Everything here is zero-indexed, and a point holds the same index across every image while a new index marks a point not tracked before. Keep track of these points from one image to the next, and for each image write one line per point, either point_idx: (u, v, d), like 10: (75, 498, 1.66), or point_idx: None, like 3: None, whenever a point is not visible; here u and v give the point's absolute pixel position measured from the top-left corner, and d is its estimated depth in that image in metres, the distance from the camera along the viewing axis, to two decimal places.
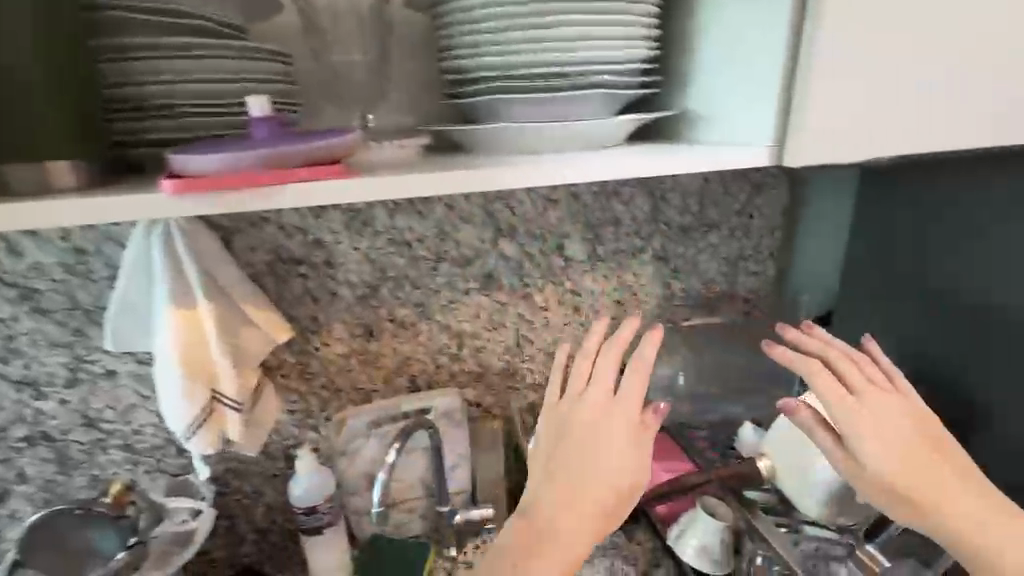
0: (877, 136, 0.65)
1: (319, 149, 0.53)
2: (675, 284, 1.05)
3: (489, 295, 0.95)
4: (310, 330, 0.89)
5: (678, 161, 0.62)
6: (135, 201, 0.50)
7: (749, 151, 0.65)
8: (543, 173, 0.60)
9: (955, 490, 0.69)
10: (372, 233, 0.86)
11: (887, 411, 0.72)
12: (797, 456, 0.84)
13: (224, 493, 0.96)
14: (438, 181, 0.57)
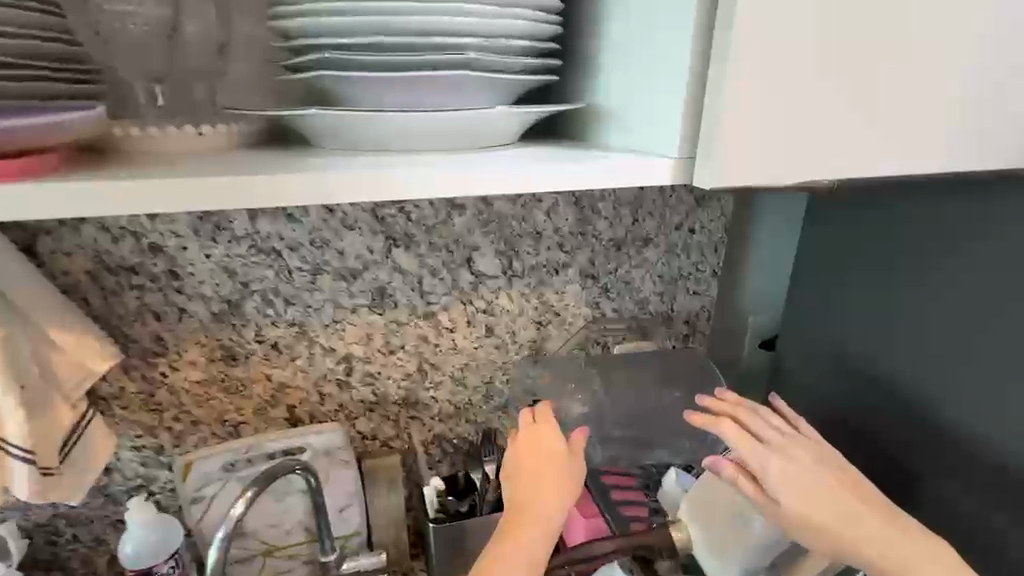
0: (811, 152, 0.53)
1: (22, 133, 0.39)
2: (606, 304, 0.93)
3: (384, 314, 0.81)
4: (153, 353, 0.73)
5: (562, 175, 0.50)
6: None
7: (650, 164, 0.52)
8: (384, 182, 0.47)
9: (890, 535, 0.59)
10: (229, 239, 0.70)
11: (803, 460, 0.63)
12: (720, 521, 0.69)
13: (56, 543, 0.79)
14: (239, 194, 0.44)
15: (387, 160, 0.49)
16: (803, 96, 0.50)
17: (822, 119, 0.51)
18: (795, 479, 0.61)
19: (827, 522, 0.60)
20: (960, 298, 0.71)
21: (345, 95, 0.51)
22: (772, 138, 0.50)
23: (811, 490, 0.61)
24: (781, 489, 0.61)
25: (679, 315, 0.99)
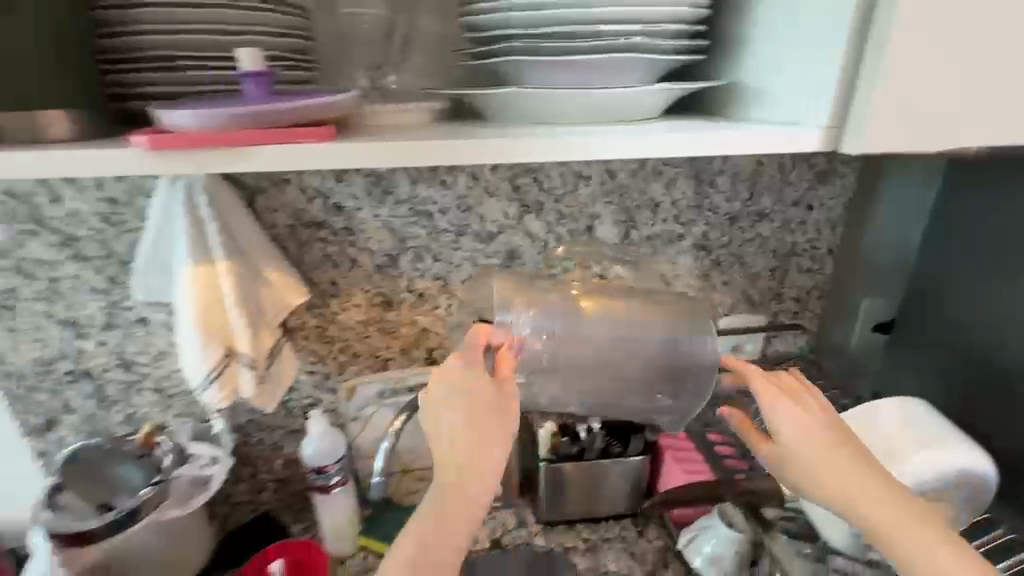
0: (960, 120, 0.56)
1: (308, 107, 0.50)
2: (716, 276, 0.97)
3: (512, 274, 0.91)
4: (329, 295, 0.89)
5: (719, 139, 0.56)
6: (124, 154, 0.48)
7: (799, 132, 0.57)
8: (563, 146, 0.54)
9: (858, 485, 0.57)
10: (393, 202, 0.83)
11: (785, 410, 0.61)
12: None
13: (248, 442, 1.00)
14: (447, 151, 0.53)
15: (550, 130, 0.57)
16: (958, 60, 0.53)
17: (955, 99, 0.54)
18: (800, 421, 0.60)
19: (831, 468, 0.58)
20: None
21: (523, 75, 0.60)
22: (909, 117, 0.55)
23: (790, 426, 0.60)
24: (786, 428, 0.60)
25: (791, 291, 1.01)
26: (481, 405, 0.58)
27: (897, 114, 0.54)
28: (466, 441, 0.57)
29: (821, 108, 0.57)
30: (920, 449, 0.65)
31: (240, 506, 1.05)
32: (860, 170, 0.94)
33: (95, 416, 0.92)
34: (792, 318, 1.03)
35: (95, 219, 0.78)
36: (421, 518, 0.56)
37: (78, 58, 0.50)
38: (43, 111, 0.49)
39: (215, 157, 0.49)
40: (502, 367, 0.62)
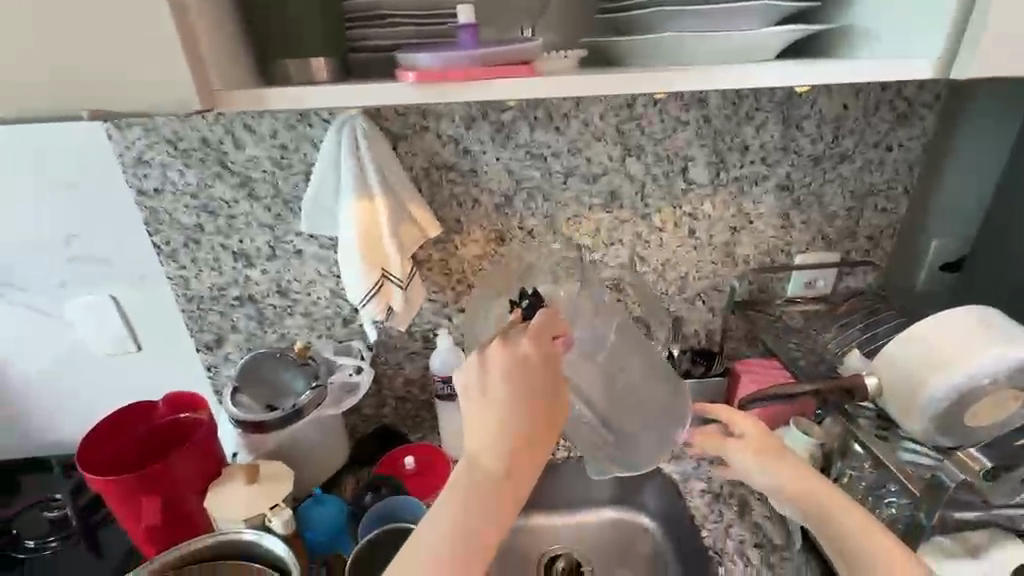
0: None
1: (513, 51, 0.63)
2: (795, 214, 1.06)
3: (611, 212, 1.03)
4: (453, 232, 1.02)
5: (833, 72, 0.66)
6: (388, 87, 0.62)
7: (910, 64, 0.66)
8: (698, 78, 0.65)
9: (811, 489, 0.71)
10: (514, 146, 0.95)
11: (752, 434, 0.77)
12: (908, 374, 0.74)
13: (375, 363, 1.16)
14: (603, 84, 0.64)
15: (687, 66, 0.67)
16: None
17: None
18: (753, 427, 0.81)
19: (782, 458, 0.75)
20: None
21: (663, 26, 0.71)
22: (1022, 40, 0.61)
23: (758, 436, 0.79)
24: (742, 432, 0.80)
25: (864, 230, 1.09)
26: (528, 384, 0.65)
27: (1004, 38, 0.61)
28: (502, 420, 0.64)
29: (934, 38, 0.65)
30: (997, 350, 0.69)
31: (366, 419, 1.22)
32: (942, 112, 1.00)
33: (254, 336, 1.10)
34: (865, 256, 1.11)
35: (269, 162, 0.94)
36: (455, 501, 0.61)
37: (339, 21, 0.67)
38: (313, 56, 0.66)
39: (450, 89, 0.62)
40: (547, 345, 0.70)
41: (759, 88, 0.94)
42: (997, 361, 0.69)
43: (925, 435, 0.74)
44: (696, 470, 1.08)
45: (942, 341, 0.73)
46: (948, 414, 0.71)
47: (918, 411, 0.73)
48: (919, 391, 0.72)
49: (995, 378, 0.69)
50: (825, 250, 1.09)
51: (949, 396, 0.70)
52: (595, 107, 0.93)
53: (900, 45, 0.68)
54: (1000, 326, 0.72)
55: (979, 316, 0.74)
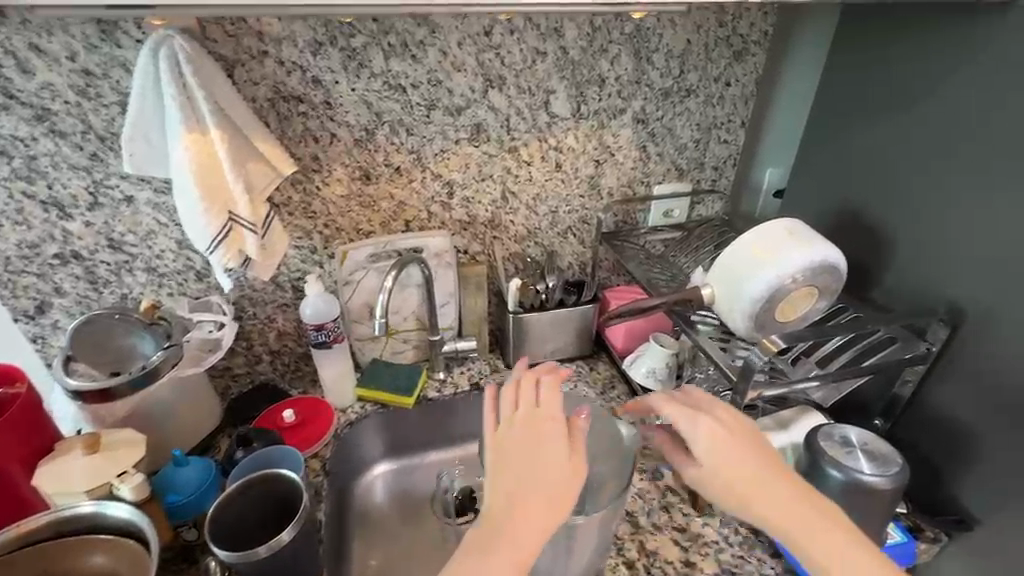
0: None
1: None
2: (651, 147, 1.13)
3: (479, 147, 1.02)
4: (312, 170, 0.96)
5: None
6: None
7: None
8: None
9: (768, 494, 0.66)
10: (369, 75, 0.90)
11: (721, 449, 0.69)
12: (735, 282, 0.84)
13: (241, 317, 1.09)
14: None
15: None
16: None
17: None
18: (716, 437, 0.69)
19: (755, 488, 0.66)
20: (938, 124, 0.85)
21: None
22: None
23: (719, 450, 0.69)
24: (699, 444, 0.70)
25: (710, 160, 1.19)
26: (541, 437, 0.69)
27: None
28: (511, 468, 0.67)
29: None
30: (801, 250, 0.81)
31: (240, 378, 1.15)
32: (771, 50, 1.09)
33: (87, 298, 0.96)
34: (712, 185, 1.23)
35: (71, 92, 0.80)
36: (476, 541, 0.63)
37: None
38: None
39: None
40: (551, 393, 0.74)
41: (611, 20, 0.96)
42: (801, 258, 0.81)
43: (749, 333, 0.86)
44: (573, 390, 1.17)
45: (761, 246, 0.84)
46: (765, 306, 0.83)
47: (742, 304, 0.83)
48: (745, 287, 0.83)
49: (797, 272, 0.81)
50: (678, 180, 1.19)
51: (765, 289, 0.81)
52: (451, 33, 0.90)
53: None
54: (808, 233, 0.84)
55: (794, 225, 0.85)
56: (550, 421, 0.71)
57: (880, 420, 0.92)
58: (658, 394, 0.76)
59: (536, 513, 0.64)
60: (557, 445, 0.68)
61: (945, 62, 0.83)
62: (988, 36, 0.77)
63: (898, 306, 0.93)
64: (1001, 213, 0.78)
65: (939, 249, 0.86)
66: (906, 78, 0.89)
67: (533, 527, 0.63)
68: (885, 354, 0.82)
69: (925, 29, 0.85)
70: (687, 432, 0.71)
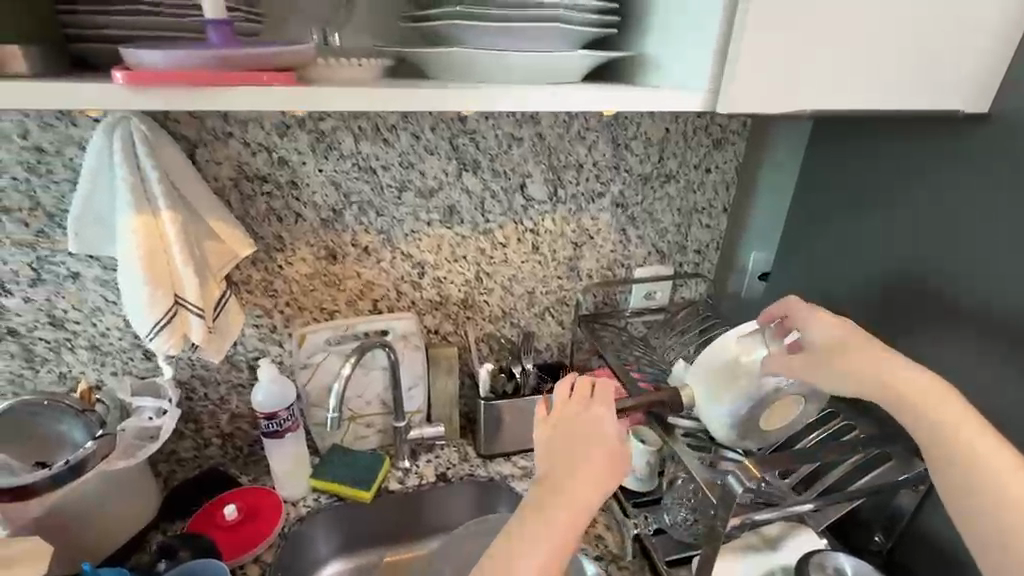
0: (820, 96, 0.65)
1: (263, 57, 0.54)
2: (631, 230, 1.10)
3: (451, 228, 0.99)
4: (275, 249, 0.92)
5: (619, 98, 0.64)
6: (89, 90, 0.50)
7: (680, 96, 0.65)
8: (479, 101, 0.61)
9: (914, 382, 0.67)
10: (338, 157, 0.87)
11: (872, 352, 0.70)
12: (719, 386, 0.79)
13: (190, 399, 1.01)
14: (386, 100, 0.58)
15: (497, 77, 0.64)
16: (821, 32, 0.62)
17: (812, 66, 0.63)
18: (861, 337, 0.73)
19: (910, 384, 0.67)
20: None
21: (465, 37, 0.65)
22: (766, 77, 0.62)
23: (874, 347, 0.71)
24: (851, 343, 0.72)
25: (692, 244, 1.16)
26: (593, 419, 0.73)
27: (764, 87, 0.63)
28: (551, 456, 0.71)
29: (703, 71, 0.64)
30: (777, 354, 0.76)
31: (185, 463, 1.06)
32: (750, 137, 1.09)
33: (20, 377, 0.90)
34: (695, 269, 1.19)
35: (19, 168, 0.77)
36: (509, 529, 0.65)
37: (45, 16, 0.56)
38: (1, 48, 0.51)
39: (175, 96, 0.51)
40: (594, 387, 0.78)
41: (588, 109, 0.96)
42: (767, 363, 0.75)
43: (732, 442, 0.81)
44: None
45: (739, 344, 0.79)
46: (734, 413, 0.78)
47: (705, 403, 0.80)
48: (710, 384, 0.80)
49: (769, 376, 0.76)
50: (659, 264, 1.15)
51: (740, 391, 0.77)
52: (423, 118, 0.89)
53: (678, 78, 0.68)
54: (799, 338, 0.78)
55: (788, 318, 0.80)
56: (581, 408, 0.75)
57: (880, 536, 0.86)
58: (795, 304, 0.80)
59: (568, 495, 0.66)
60: (603, 430, 0.72)
61: (926, 168, 0.83)
62: (972, 149, 0.78)
63: None
64: (1000, 326, 0.76)
65: (939, 355, 0.83)
66: None
67: (567, 508, 0.65)
68: (878, 472, 0.78)
69: (906, 134, 0.85)
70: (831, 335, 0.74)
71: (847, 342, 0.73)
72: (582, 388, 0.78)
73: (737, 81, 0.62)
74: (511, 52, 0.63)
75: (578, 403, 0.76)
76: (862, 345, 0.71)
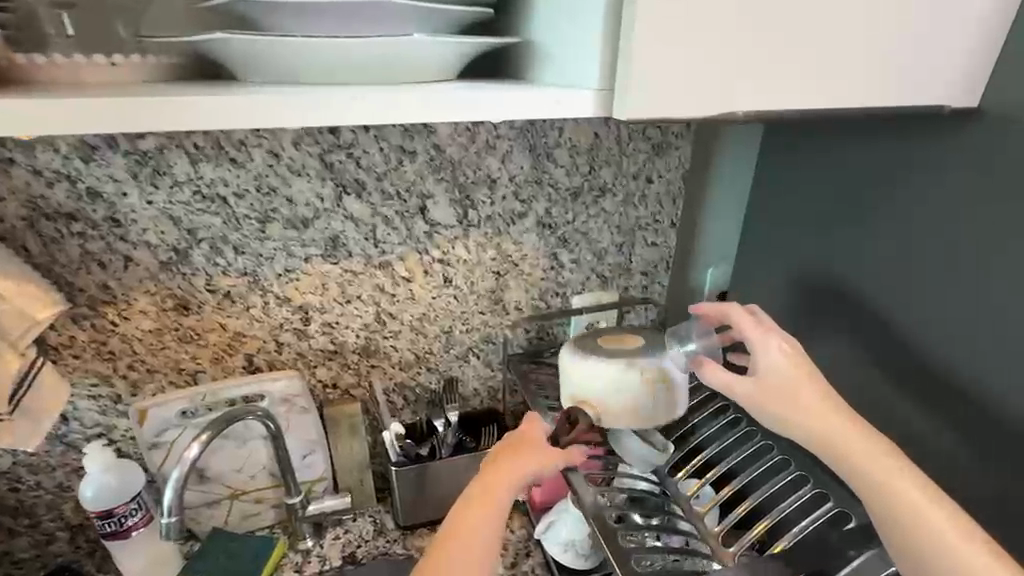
0: (752, 88, 0.50)
1: None
2: (563, 254, 0.94)
3: (336, 263, 0.81)
4: (102, 302, 0.72)
5: (488, 101, 0.48)
6: None
7: (570, 96, 0.50)
8: (293, 111, 0.46)
9: (849, 435, 0.58)
10: (171, 184, 0.69)
11: (808, 392, 0.60)
12: (602, 377, 0.72)
13: (17, 489, 0.81)
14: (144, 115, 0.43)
15: (323, 75, 0.48)
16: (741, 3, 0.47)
17: (738, 55, 0.49)
18: (803, 365, 0.61)
19: (849, 439, 0.58)
20: None
21: (280, 23, 0.47)
22: (684, 70, 0.48)
23: (811, 387, 0.60)
24: (787, 376, 0.61)
25: (638, 265, 1.00)
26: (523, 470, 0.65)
27: (666, 81, 0.48)
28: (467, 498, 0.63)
29: (596, 61, 0.49)
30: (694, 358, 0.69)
31: (24, 563, 0.86)
32: (696, 141, 0.93)
33: None
34: (644, 293, 1.02)
35: None
36: None
37: None
38: None
39: None
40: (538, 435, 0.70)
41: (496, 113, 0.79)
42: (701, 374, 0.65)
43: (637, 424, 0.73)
44: None
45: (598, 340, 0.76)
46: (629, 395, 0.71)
47: (566, 391, 0.76)
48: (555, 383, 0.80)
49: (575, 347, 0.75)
50: (601, 291, 0.98)
51: (623, 371, 0.71)
52: (282, 131, 0.71)
53: (571, 71, 0.52)
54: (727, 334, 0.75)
55: (734, 322, 0.65)
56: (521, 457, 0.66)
57: None
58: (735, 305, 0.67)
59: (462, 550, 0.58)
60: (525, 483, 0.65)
61: (897, 175, 0.69)
62: (953, 150, 0.63)
63: None
64: (997, 372, 0.61)
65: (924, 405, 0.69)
66: None
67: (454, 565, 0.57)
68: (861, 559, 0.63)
69: (873, 133, 0.71)
70: (767, 357, 0.62)
71: (796, 373, 0.61)
72: (532, 431, 0.70)
73: (647, 78, 0.47)
74: (335, 41, 0.46)
75: (518, 448, 0.67)
76: (815, 398, 0.60)
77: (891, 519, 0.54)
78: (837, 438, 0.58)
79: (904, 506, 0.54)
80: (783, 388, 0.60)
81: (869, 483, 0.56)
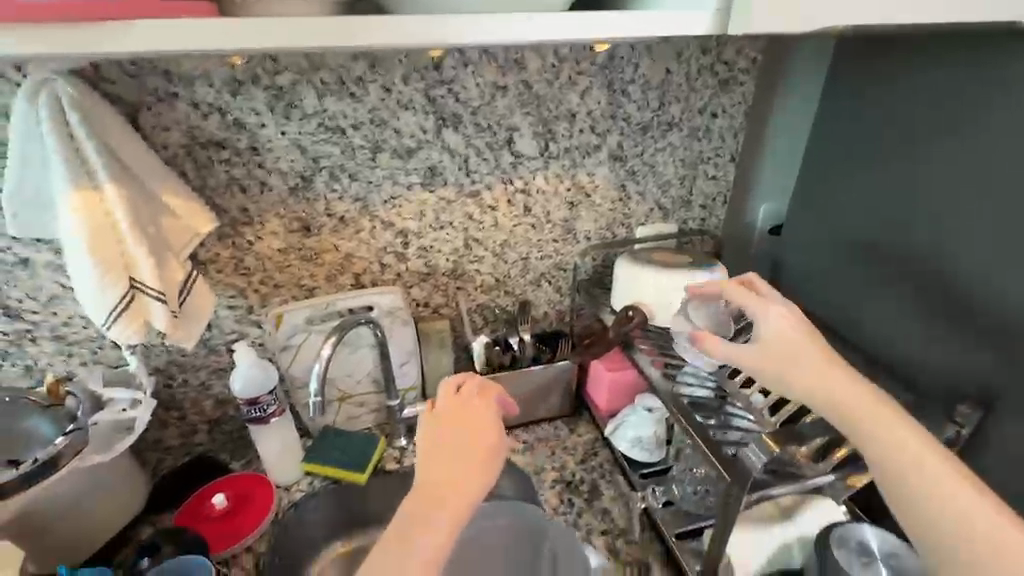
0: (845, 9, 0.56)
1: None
2: (631, 186, 1.01)
3: (433, 191, 0.91)
4: (241, 223, 0.84)
5: (615, 24, 0.56)
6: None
7: (686, 18, 0.56)
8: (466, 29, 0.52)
9: (838, 387, 0.59)
10: (301, 117, 0.79)
11: (801, 351, 0.62)
12: (650, 279, 0.90)
13: (169, 386, 0.96)
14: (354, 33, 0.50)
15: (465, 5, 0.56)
16: None
17: None
18: (794, 325, 0.64)
19: (840, 392, 0.59)
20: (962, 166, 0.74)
21: None
22: None
23: (801, 347, 0.62)
24: (781, 336, 0.63)
25: (698, 199, 1.07)
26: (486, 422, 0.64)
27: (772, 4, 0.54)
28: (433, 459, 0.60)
29: None
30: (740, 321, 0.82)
31: (173, 450, 1.02)
32: (759, 76, 0.98)
33: None
34: (702, 226, 1.10)
35: None
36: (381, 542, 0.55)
37: None
38: None
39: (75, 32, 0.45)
40: (482, 386, 0.69)
41: (579, 50, 0.86)
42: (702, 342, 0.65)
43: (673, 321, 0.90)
44: (552, 460, 1.01)
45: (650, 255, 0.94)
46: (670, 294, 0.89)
47: (619, 295, 0.94)
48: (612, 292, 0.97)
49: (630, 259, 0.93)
50: (663, 222, 1.06)
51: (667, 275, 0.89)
52: (394, 68, 0.79)
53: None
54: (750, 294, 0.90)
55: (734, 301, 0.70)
56: (481, 413, 0.65)
57: None
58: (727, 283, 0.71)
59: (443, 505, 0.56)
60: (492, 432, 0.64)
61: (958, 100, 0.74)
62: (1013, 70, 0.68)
63: (924, 375, 0.81)
64: None
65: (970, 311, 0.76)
66: (927, 115, 0.78)
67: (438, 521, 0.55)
68: None
69: (940, 61, 0.75)
70: (763, 322, 0.65)
71: (788, 334, 0.63)
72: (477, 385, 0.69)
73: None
74: None
75: (471, 402, 0.66)
76: (806, 354, 0.62)
77: (887, 465, 0.55)
78: (830, 392, 0.59)
79: (896, 451, 0.55)
80: (776, 349, 0.63)
81: (863, 435, 0.57)
